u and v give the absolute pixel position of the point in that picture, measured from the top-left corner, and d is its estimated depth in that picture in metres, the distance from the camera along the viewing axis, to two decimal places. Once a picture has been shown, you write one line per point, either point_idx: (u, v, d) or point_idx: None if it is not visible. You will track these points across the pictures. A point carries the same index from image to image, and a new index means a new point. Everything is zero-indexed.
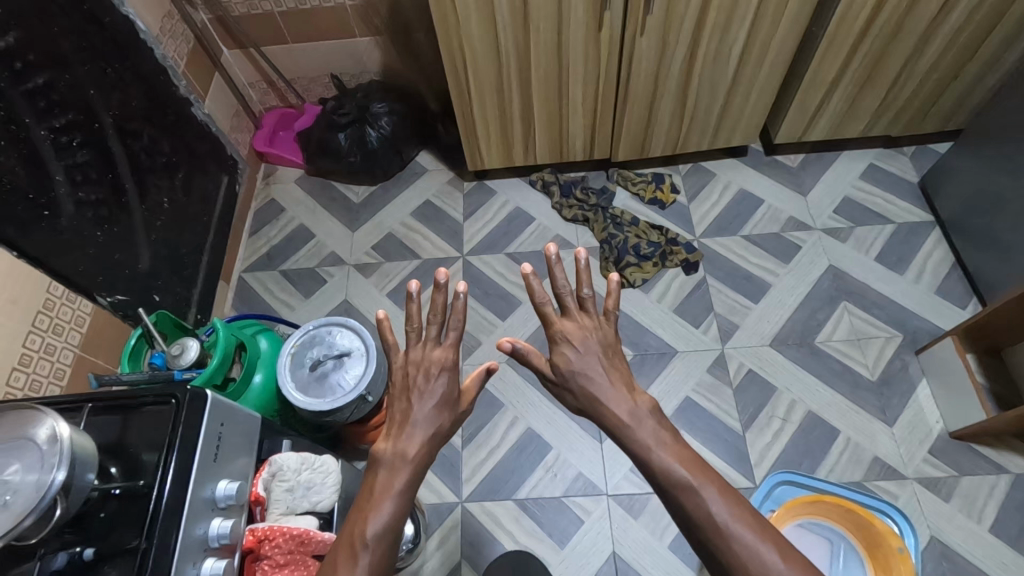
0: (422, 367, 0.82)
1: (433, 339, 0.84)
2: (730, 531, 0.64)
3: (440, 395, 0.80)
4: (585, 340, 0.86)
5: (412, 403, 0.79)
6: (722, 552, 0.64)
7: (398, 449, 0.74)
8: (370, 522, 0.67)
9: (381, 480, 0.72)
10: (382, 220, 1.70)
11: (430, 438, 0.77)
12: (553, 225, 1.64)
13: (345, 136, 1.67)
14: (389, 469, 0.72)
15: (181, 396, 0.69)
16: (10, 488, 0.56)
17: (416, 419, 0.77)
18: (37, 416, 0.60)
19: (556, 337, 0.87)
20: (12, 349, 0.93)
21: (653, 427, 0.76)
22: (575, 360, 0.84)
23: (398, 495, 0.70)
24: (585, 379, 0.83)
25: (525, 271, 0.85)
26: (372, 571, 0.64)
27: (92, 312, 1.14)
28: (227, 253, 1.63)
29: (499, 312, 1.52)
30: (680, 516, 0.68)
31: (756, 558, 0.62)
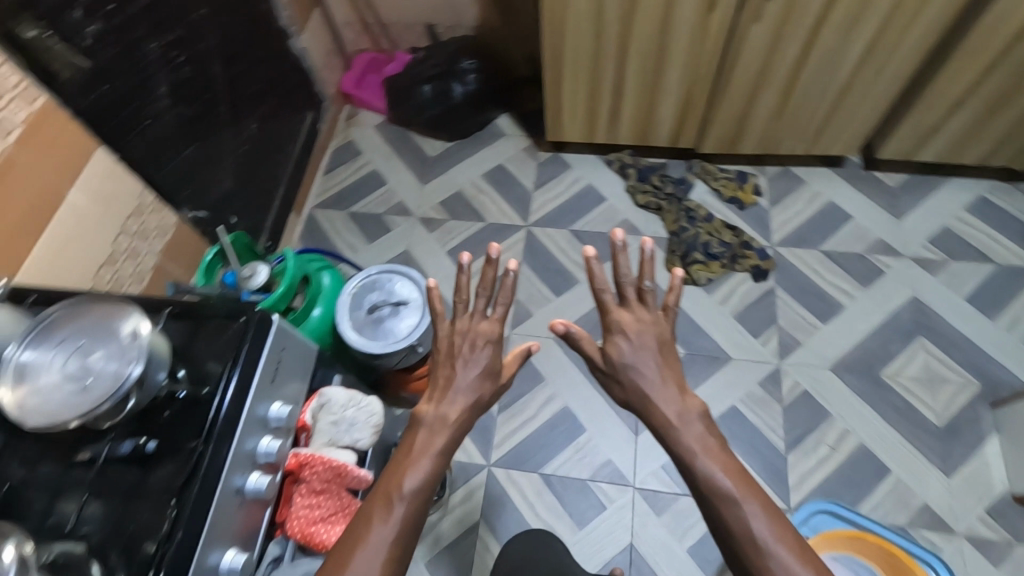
0: (468, 339, 0.82)
1: (481, 313, 0.85)
2: (769, 550, 0.63)
3: (484, 364, 0.80)
4: (640, 333, 0.83)
5: (455, 369, 0.80)
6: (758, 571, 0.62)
7: (443, 409, 0.76)
8: (406, 478, 0.68)
9: (421, 438, 0.73)
10: (453, 177, 1.71)
11: (471, 404, 0.77)
12: (623, 208, 1.60)
13: (430, 89, 1.67)
14: (430, 429, 0.73)
15: (250, 315, 0.73)
16: (92, 372, 0.60)
17: (459, 385, 0.78)
18: (125, 312, 0.64)
19: (611, 326, 0.85)
20: (103, 246, 0.99)
21: (701, 433, 0.74)
22: (630, 351, 0.82)
23: (436, 455, 0.71)
24: (638, 372, 0.80)
25: (586, 253, 0.85)
26: (404, 522, 0.65)
27: (176, 223, 1.19)
28: (302, 187, 1.68)
29: (554, 287, 1.50)
30: (718, 530, 0.67)
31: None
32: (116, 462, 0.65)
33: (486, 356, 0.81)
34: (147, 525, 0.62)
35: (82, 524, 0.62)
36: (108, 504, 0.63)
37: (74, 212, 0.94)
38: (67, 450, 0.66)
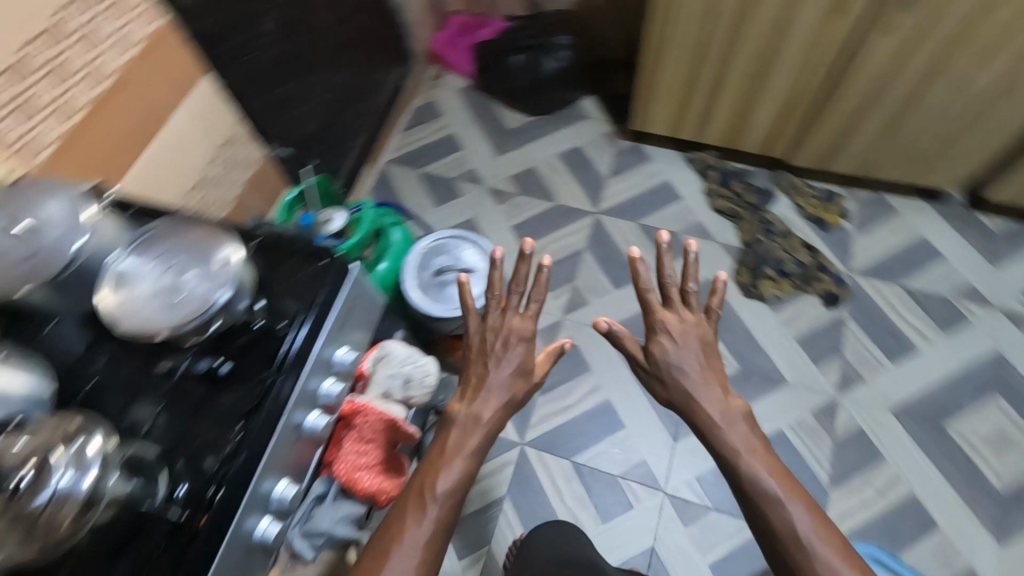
0: (501, 337, 0.80)
1: (511, 317, 0.82)
2: (814, 550, 0.62)
3: (515, 364, 0.79)
4: (685, 335, 0.80)
5: (489, 367, 0.78)
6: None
7: (477, 406, 0.75)
8: (439, 481, 0.68)
9: (455, 433, 0.73)
10: (529, 152, 1.68)
11: (501, 403, 0.76)
12: (698, 210, 1.55)
13: (521, 59, 1.63)
14: (462, 429, 0.72)
15: (331, 258, 0.75)
16: (184, 289, 0.62)
17: (492, 383, 0.77)
18: (223, 239, 0.66)
19: (654, 329, 0.82)
20: (194, 170, 1.02)
21: (745, 432, 0.72)
22: (677, 352, 0.79)
23: (471, 452, 0.71)
24: (683, 372, 0.78)
25: (632, 253, 0.81)
26: (437, 521, 0.66)
27: (262, 158, 1.21)
28: (380, 139, 1.69)
29: (614, 279, 1.48)
30: (762, 527, 0.66)
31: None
32: (191, 378, 0.68)
33: (516, 354, 0.80)
34: (211, 441, 0.65)
35: (152, 428, 0.65)
36: (178, 415, 0.66)
37: (176, 134, 0.97)
38: (146, 358, 0.70)
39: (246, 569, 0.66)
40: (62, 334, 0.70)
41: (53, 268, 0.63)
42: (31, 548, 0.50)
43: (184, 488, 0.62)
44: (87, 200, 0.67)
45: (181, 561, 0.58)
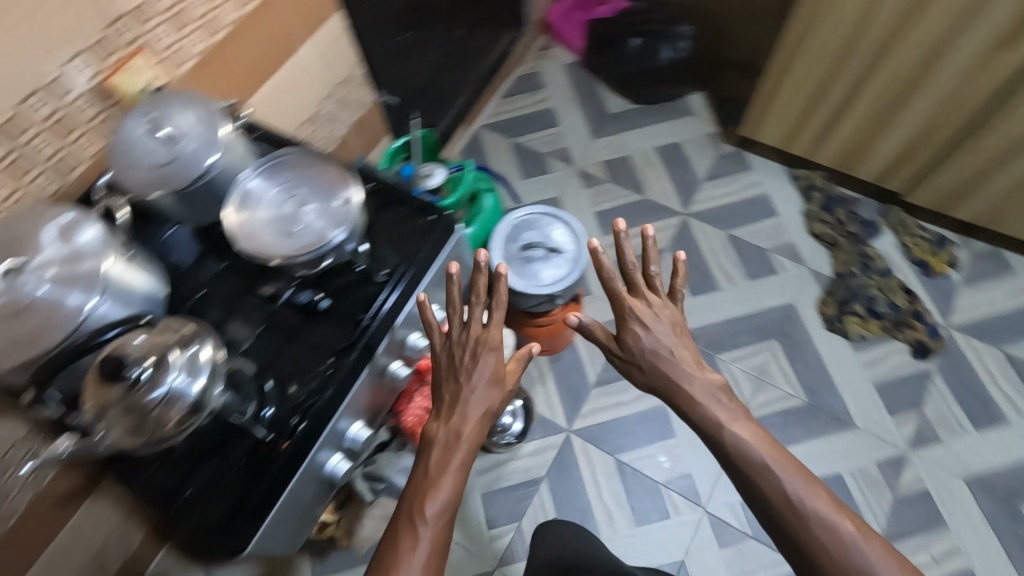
0: (469, 349, 0.70)
1: (476, 331, 0.71)
2: (805, 509, 0.60)
3: (489, 375, 0.68)
4: (658, 319, 0.75)
5: (463, 385, 0.68)
6: (805, 542, 0.59)
7: (461, 422, 0.65)
8: (429, 502, 0.59)
9: (439, 450, 0.64)
10: (625, 140, 1.63)
11: (484, 416, 0.67)
12: (793, 230, 1.48)
13: (638, 43, 1.57)
14: (444, 448, 0.64)
15: (440, 216, 0.75)
16: (302, 222, 0.64)
17: (473, 399, 0.67)
18: (346, 179, 0.66)
19: (626, 318, 0.76)
20: (309, 103, 1.03)
21: (723, 401, 0.69)
22: (652, 335, 0.74)
23: (458, 468, 0.62)
24: (662, 354, 0.73)
25: (591, 246, 0.73)
26: (433, 547, 0.57)
27: (371, 105, 1.20)
28: (479, 102, 1.67)
29: (692, 285, 1.43)
30: (754, 493, 0.63)
31: (838, 542, 0.57)
32: (289, 307, 0.70)
33: (487, 366, 0.69)
34: (301, 370, 0.67)
35: (250, 345, 0.68)
36: (273, 338, 0.69)
37: (302, 65, 0.98)
38: (250, 280, 0.72)
39: (310, 497, 0.69)
40: (178, 241, 0.73)
41: (187, 178, 0.66)
42: (137, 440, 0.53)
43: (271, 411, 0.64)
44: (224, 118, 0.69)
45: (263, 479, 0.62)
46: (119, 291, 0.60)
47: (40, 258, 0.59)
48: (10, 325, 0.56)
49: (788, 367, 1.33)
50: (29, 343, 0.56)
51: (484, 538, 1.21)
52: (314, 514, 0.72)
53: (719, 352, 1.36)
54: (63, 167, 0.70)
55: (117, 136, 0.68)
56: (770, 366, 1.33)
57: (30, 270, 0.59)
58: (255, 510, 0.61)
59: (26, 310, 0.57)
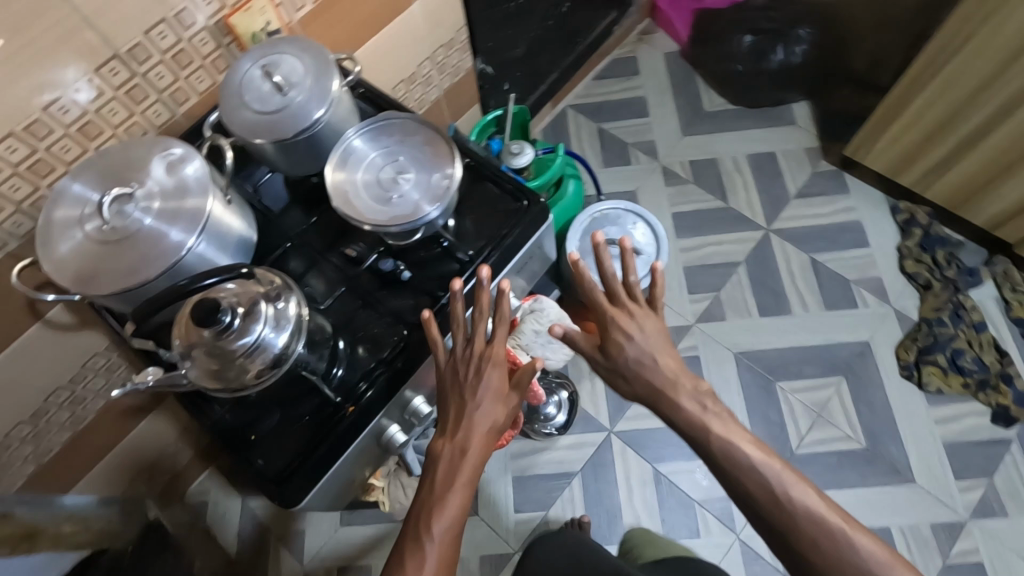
0: (473, 364, 0.64)
1: (479, 346, 0.65)
2: (792, 505, 0.56)
3: (495, 389, 0.64)
4: (643, 323, 0.68)
5: (470, 400, 0.63)
6: (793, 535, 0.55)
7: (472, 439, 0.61)
8: (435, 520, 0.57)
9: (445, 466, 0.60)
10: (716, 142, 1.56)
11: (492, 431, 0.63)
12: (882, 265, 1.38)
13: (750, 41, 1.47)
14: (448, 465, 0.60)
15: (532, 203, 0.72)
16: (399, 191, 0.63)
17: (478, 415, 0.62)
18: (447, 151, 0.65)
19: (608, 324, 0.69)
20: (409, 64, 1.01)
21: (705, 397, 0.64)
22: (635, 340, 0.67)
23: (463, 485, 0.59)
24: (643, 361, 0.67)
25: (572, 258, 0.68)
26: (441, 565, 0.56)
27: (467, 71, 1.18)
28: (570, 80, 1.61)
29: (762, 305, 1.37)
30: (738, 489, 0.59)
31: (828, 538, 0.54)
32: (372, 272, 0.70)
33: (493, 383, 0.64)
34: (374, 336, 0.67)
35: (327, 303, 0.69)
36: (350, 300, 0.69)
37: (409, 25, 0.96)
38: (334, 239, 0.71)
39: (363, 460, 0.70)
40: (271, 188, 0.74)
41: (292, 129, 0.65)
42: (216, 383, 0.55)
43: (340, 370, 0.66)
44: (335, 71, 0.67)
45: (326, 439, 0.63)
46: (216, 231, 0.62)
47: (147, 189, 0.60)
48: (114, 251, 0.58)
49: (851, 408, 1.26)
50: (129, 272, 0.57)
51: (510, 522, 1.22)
52: (362, 476, 0.74)
53: (780, 380, 1.30)
54: (173, 100, 0.72)
55: (230, 75, 0.68)
56: (833, 404, 1.27)
57: (137, 200, 0.60)
58: (314, 467, 0.62)
59: (129, 238, 0.58)
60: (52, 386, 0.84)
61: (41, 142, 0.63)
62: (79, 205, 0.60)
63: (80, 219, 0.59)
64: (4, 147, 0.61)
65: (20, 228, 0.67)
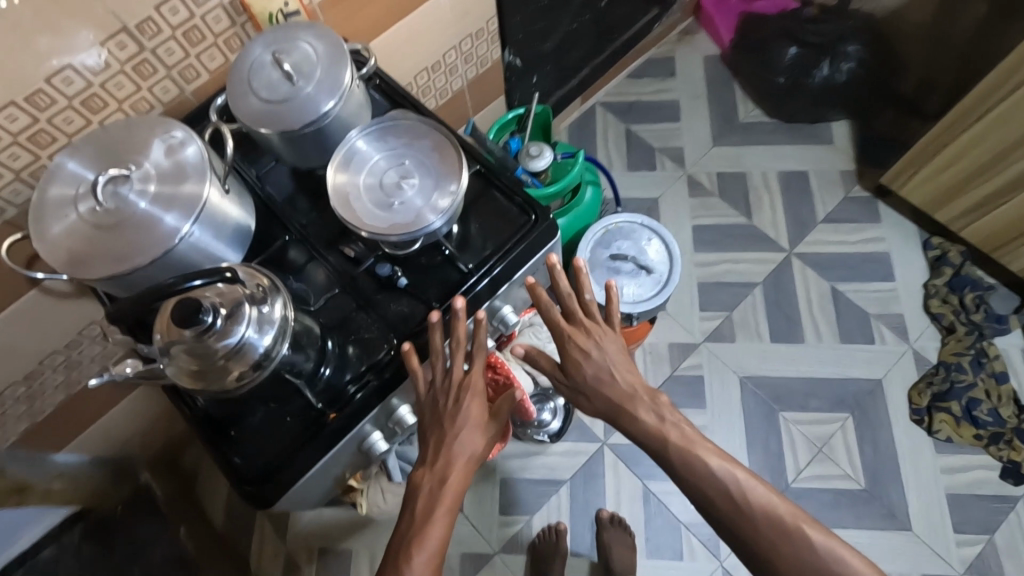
0: (451, 396, 0.65)
1: (457, 376, 0.66)
2: (748, 507, 0.59)
3: (475, 419, 0.65)
4: (603, 337, 0.67)
5: (450, 431, 0.64)
6: (756, 538, 0.58)
7: (453, 470, 0.63)
8: (415, 551, 0.59)
9: (426, 496, 0.62)
10: (747, 155, 1.50)
11: (472, 460, 0.64)
12: (906, 301, 1.33)
13: (794, 54, 1.43)
14: (429, 494, 0.62)
15: (540, 218, 0.69)
16: (401, 197, 0.60)
17: (458, 445, 0.64)
18: (454, 157, 0.62)
19: (567, 340, 0.67)
20: (433, 52, 0.98)
21: (659, 402, 0.65)
22: (595, 355, 0.66)
23: (444, 512, 0.61)
24: (605, 378, 0.66)
25: (529, 284, 0.66)
26: None
27: (494, 63, 1.14)
28: (603, 76, 1.56)
29: (775, 330, 1.33)
30: (704, 497, 0.60)
31: (783, 535, 0.58)
32: (369, 276, 0.68)
33: (473, 414, 0.65)
34: (365, 340, 0.66)
35: (320, 303, 0.67)
36: (345, 301, 0.67)
37: (437, 12, 0.92)
38: (333, 237, 0.69)
39: (345, 465, 0.69)
40: (275, 176, 0.72)
41: (299, 121, 0.63)
42: (196, 382, 0.54)
43: (328, 370, 0.64)
44: (348, 62, 0.64)
45: (308, 443, 0.61)
46: (212, 220, 0.60)
47: (144, 171, 0.59)
48: (105, 234, 0.57)
49: (855, 447, 1.22)
50: (119, 257, 0.56)
51: (495, 523, 1.22)
52: (344, 477, 0.73)
53: (784, 409, 1.26)
54: (183, 77, 0.70)
55: (240, 58, 0.66)
56: (836, 440, 1.23)
57: (133, 181, 0.58)
58: (293, 470, 0.62)
59: (120, 222, 0.57)
60: (47, 351, 0.84)
61: (42, 113, 0.62)
62: (75, 183, 0.59)
63: (74, 198, 0.58)
64: (4, 116, 0.59)
65: (19, 196, 0.66)
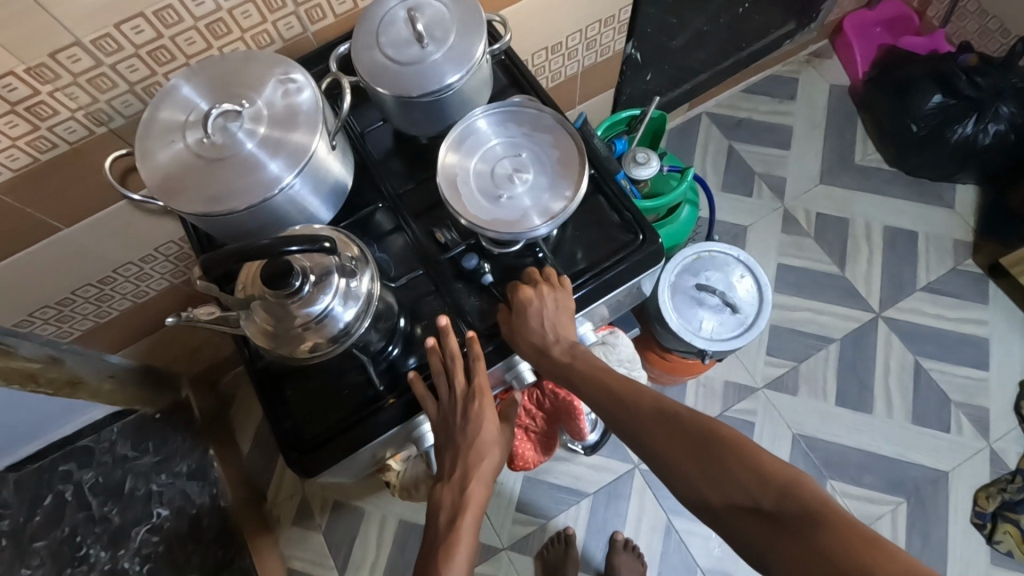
0: (460, 408, 0.59)
1: (462, 388, 0.59)
2: (620, 399, 0.55)
3: (490, 431, 0.59)
4: (558, 292, 0.60)
5: (466, 447, 0.59)
6: (640, 432, 0.52)
7: (471, 486, 0.58)
8: (444, 567, 0.54)
9: (449, 509, 0.58)
10: (854, 201, 1.39)
11: (491, 473, 0.60)
12: (995, 395, 1.22)
13: (937, 102, 1.26)
14: (452, 511, 0.58)
15: (648, 241, 0.63)
16: (510, 193, 0.56)
17: (477, 456, 0.59)
18: (575, 162, 0.57)
19: (517, 288, 0.60)
20: (559, 33, 0.92)
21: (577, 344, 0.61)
22: (538, 309, 0.59)
23: (470, 530, 0.57)
24: (546, 335, 0.59)
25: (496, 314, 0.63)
26: None
27: (614, 54, 1.07)
28: (717, 85, 1.46)
29: (842, 392, 1.24)
30: (600, 407, 0.56)
31: (651, 418, 0.52)
32: (455, 261, 0.64)
33: (488, 430, 0.59)
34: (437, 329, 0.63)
35: (400, 280, 0.64)
36: (424, 283, 0.64)
37: None
38: (424, 213, 0.66)
39: (387, 447, 0.67)
40: (378, 137, 0.69)
41: (419, 89, 0.58)
42: (270, 342, 0.52)
43: (395, 350, 0.62)
44: (483, 33, 0.59)
45: (362, 421, 0.60)
46: (315, 174, 0.57)
47: (256, 110, 0.56)
48: (206, 169, 0.55)
49: (902, 536, 1.14)
50: (213, 196, 0.54)
51: (508, 519, 1.19)
52: (383, 457, 0.70)
53: (834, 477, 1.19)
54: (309, 17, 0.67)
55: (373, 8, 0.62)
56: (882, 523, 1.15)
57: (243, 119, 0.56)
58: (336, 446, 0.59)
59: (224, 159, 0.55)
60: (124, 260, 0.85)
61: (167, 30, 0.60)
62: (186, 110, 0.57)
63: (184, 126, 0.56)
64: (130, 26, 0.58)
65: (128, 108, 0.65)
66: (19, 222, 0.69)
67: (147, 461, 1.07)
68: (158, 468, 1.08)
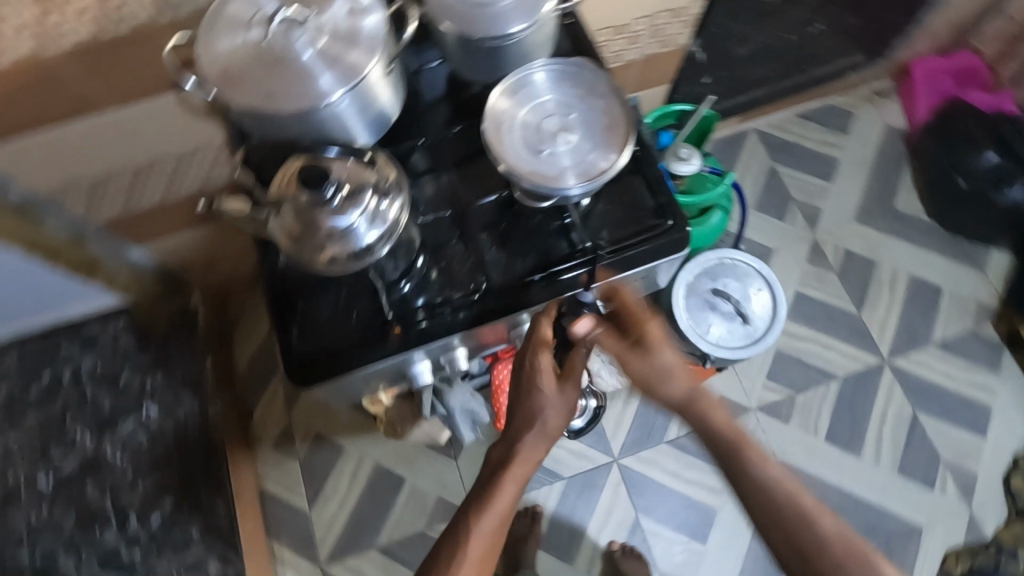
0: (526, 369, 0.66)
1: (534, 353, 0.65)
2: (804, 509, 0.62)
3: (551, 398, 0.65)
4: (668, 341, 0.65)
5: (531, 404, 0.66)
6: (808, 543, 0.60)
7: (530, 435, 0.66)
8: (483, 512, 0.63)
9: (499, 460, 0.67)
10: (886, 245, 1.37)
11: (553, 431, 0.67)
12: (987, 463, 1.21)
13: (991, 161, 1.24)
14: (501, 461, 0.66)
15: (676, 227, 0.63)
16: (552, 150, 0.57)
17: (534, 417, 0.66)
18: (621, 134, 0.57)
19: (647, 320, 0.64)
20: (628, 13, 0.92)
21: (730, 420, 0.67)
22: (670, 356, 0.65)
23: (512, 483, 0.65)
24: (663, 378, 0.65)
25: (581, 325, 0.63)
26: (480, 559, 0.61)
27: (678, 47, 1.06)
28: (772, 104, 1.44)
29: (834, 430, 1.24)
30: (764, 503, 0.63)
31: (831, 541, 0.60)
32: (481, 210, 0.65)
33: (545, 396, 0.65)
34: (452, 272, 0.63)
35: (426, 217, 0.65)
36: (449, 226, 0.65)
37: None
38: (462, 159, 0.66)
39: (382, 380, 0.68)
40: (432, 76, 0.69)
41: (482, 32, 0.59)
42: (292, 246, 0.53)
43: (407, 286, 0.63)
44: None
45: (363, 345, 0.61)
46: (363, 96, 0.58)
47: (319, 22, 0.57)
48: (260, 70, 0.56)
49: None
50: (261, 97, 0.55)
51: None
52: (375, 388, 0.72)
53: None
54: None
55: None
56: None
57: (306, 28, 0.57)
58: (334, 365, 0.61)
59: (280, 63, 0.55)
60: (162, 154, 0.86)
61: None
62: (253, 10, 0.58)
63: (248, 24, 0.57)
64: None
65: None
66: (71, 93, 0.71)
67: (146, 358, 1.03)
68: (156, 367, 1.03)
